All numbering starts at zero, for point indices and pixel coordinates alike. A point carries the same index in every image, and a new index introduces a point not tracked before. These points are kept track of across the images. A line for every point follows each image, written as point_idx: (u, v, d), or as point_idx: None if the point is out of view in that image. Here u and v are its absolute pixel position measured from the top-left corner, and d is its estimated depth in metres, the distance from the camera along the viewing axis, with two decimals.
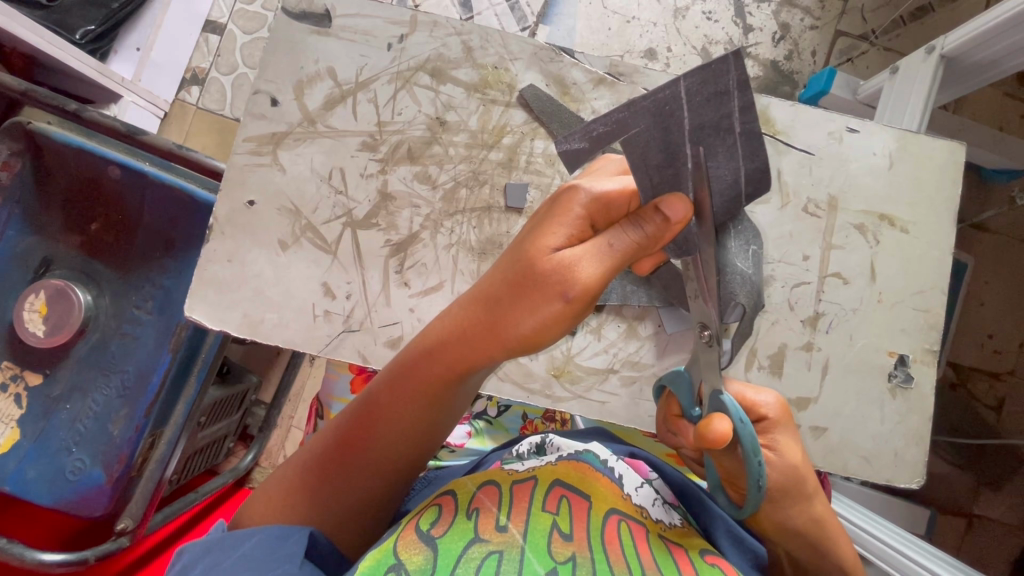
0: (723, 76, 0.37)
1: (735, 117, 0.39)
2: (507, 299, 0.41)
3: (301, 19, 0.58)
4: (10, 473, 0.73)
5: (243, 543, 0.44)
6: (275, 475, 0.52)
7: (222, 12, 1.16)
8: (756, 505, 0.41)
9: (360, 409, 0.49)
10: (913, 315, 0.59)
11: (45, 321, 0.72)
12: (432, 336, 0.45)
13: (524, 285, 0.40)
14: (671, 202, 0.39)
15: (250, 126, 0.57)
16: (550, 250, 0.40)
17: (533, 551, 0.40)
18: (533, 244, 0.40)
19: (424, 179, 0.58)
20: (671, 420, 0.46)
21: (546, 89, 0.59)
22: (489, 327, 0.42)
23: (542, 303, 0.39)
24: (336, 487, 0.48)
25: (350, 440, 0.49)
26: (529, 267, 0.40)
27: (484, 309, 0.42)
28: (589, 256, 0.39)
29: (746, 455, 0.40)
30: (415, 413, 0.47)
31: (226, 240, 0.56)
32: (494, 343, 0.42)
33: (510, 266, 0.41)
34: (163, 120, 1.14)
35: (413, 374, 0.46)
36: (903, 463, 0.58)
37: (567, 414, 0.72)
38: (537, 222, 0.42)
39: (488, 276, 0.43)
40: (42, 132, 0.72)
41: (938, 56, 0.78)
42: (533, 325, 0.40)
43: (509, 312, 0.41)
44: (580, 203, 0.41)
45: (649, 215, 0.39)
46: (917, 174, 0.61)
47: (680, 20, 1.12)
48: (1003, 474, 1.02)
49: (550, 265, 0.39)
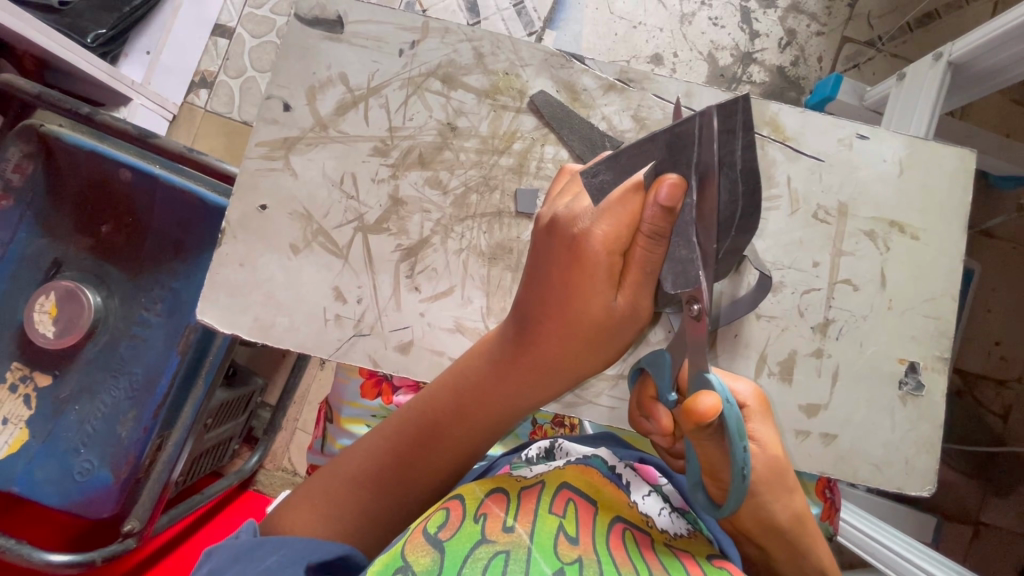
0: (732, 116, 0.38)
1: (738, 156, 0.39)
2: (581, 345, 0.47)
3: (313, 25, 0.59)
4: (17, 474, 0.73)
5: (271, 554, 0.43)
6: (303, 488, 0.51)
7: (230, 15, 1.17)
8: (739, 499, 0.41)
9: (417, 428, 0.51)
10: (923, 322, 0.59)
11: (55, 321, 0.72)
12: (502, 359, 0.50)
13: (598, 335, 0.47)
14: (669, 192, 0.40)
15: (262, 131, 0.58)
16: (607, 303, 0.46)
17: (540, 550, 0.39)
18: (590, 302, 0.45)
19: (435, 184, 0.58)
20: (646, 402, 0.48)
21: (557, 96, 0.59)
22: (565, 364, 0.49)
23: (615, 340, 0.48)
24: (387, 504, 0.50)
25: (408, 452, 0.51)
26: (599, 323, 0.46)
27: (555, 341, 0.47)
28: (641, 289, 0.45)
29: (732, 439, 0.40)
30: (478, 430, 0.51)
31: (237, 244, 0.56)
32: (569, 373, 0.49)
33: (575, 316, 0.46)
34: (170, 123, 1.15)
35: (481, 390, 0.50)
36: (913, 472, 0.58)
37: (576, 419, 0.71)
38: (577, 274, 0.45)
39: (546, 309, 0.47)
40: (54, 135, 0.72)
41: (946, 62, 0.78)
42: (603, 359, 0.49)
43: (586, 354, 0.48)
44: (606, 243, 0.43)
45: (664, 221, 0.41)
46: (928, 181, 0.61)
47: (687, 26, 1.13)
48: (1009, 482, 1.02)
49: (618, 316, 0.46)
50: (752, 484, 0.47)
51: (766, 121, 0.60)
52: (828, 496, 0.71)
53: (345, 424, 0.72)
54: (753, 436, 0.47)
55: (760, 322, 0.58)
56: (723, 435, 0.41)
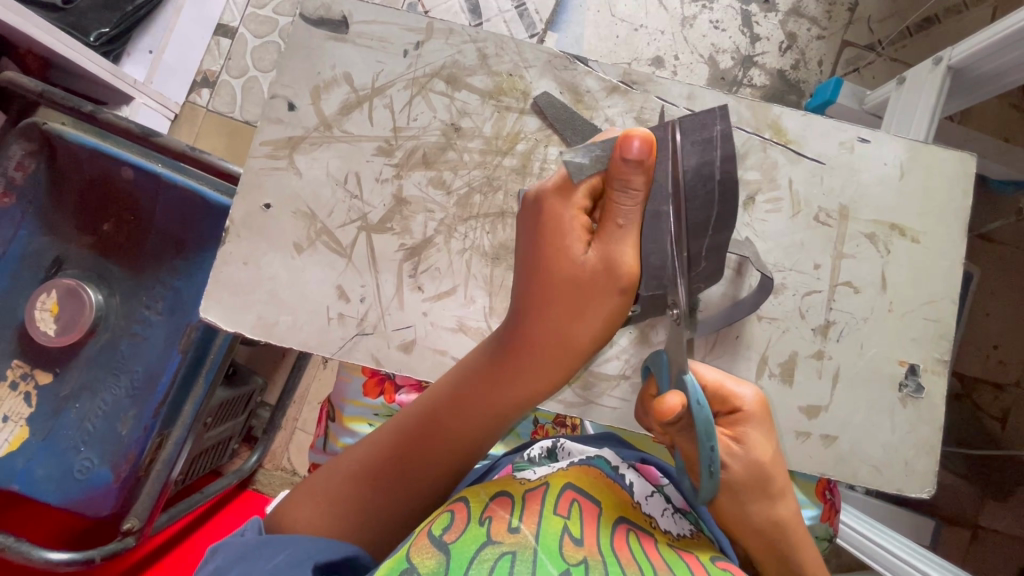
0: (709, 125, 0.46)
1: (716, 165, 0.47)
2: (562, 309, 0.47)
3: (319, 25, 0.59)
4: (17, 472, 0.73)
5: (277, 553, 0.43)
6: (309, 482, 0.52)
7: (233, 15, 1.17)
8: (710, 492, 0.42)
9: (420, 420, 0.51)
10: (923, 324, 0.60)
11: (56, 320, 0.72)
12: (499, 343, 0.50)
13: (576, 296, 0.47)
14: (634, 142, 0.42)
15: (267, 130, 0.58)
16: (580, 263, 0.46)
17: (545, 552, 0.39)
18: (564, 264, 0.47)
19: (439, 185, 0.59)
20: (647, 400, 0.48)
21: (560, 97, 0.60)
22: (557, 345, 0.49)
23: (598, 304, 0.47)
24: (386, 496, 0.50)
25: (410, 444, 0.51)
26: (575, 282, 0.47)
27: (536, 305, 0.48)
28: (616, 249, 0.45)
29: (698, 438, 0.40)
30: (478, 422, 0.51)
31: (241, 243, 0.56)
32: (556, 345, 0.49)
33: (548, 275, 0.47)
34: (173, 121, 1.15)
35: (480, 375, 0.51)
36: (913, 474, 0.59)
37: (577, 419, 0.71)
38: (550, 241, 0.47)
39: (529, 287, 0.48)
40: (57, 133, 0.72)
41: (946, 67, 0.79)
42: (591, 329, 0.48)
43: (571, 322, 0.48)
44: (578, 208, 0.47)
45: (633, 170, 0.43)
46: (928, 184, 0.61)
47: (688, 29, 1.13)
48: (1007, 485, 1.02)
49: (600, 279, 0.46)
50: (750, 484, 0.47)
51: (767, 123, 0.60)
52: (828, 497, 0.71)
53: (347, 423, 0.72)
54: (744, 438, 0.48)
55: (761, 323, 0.58)
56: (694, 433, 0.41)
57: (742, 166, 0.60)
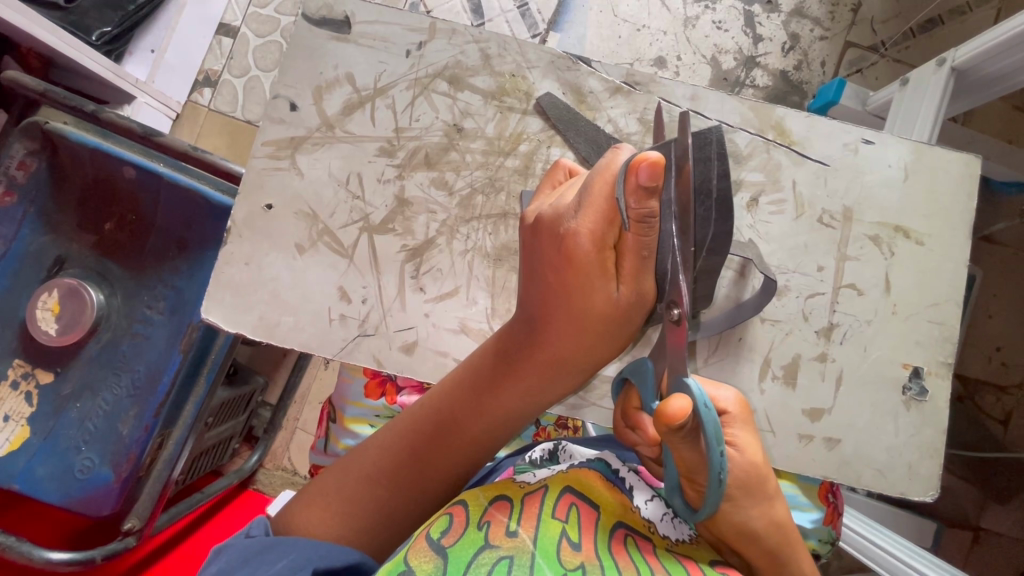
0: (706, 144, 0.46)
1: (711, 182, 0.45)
2: (592, 338, 0.49)
3: (321, 25, 0.59)
4: (18, 472, 0.73)
5: (278, 559, 0.43)
6: (314, 484, 0.51)
7: (236, 15, 1.17)
8: (716, 503, 0.41)
9: (430, 427, 0.51)
10: (928, 327, 0.59)
11: (57, 319, 0.72)
12: (513, 359, 0.50)
13: (606, 325, 0.48)
14: (649, 172, 0.40)
15: (269, 130, 0.58)
16: (608, 295, 0.47)
17: (543, 556, 0.39)
18: (594, 298, 0.47)
19: (441, 185, 0.58)
20: (631, 412, 0.48)
21: (563, 98, 0.59)
22: (580, 360, 0.50)
23: (626, 327, 0.49)
24: (403, 501, 0.50)
25: (424, 451, 0.51)
26: (605, 316, 0.47)
27: (563, 334, 0.49)
28: (640, 277, 0.46)
29: (709, 443, 0.40)
30: (496, 426, 0.52)
31: (243, 242, 0.56)
32: (581, 365, 0.50)
33: (575, 308, 0.47)
34: (175, 121, 1.15)
35: (495, 389, 0.51)
36: (916, 477, 0.58)
37: (580, 421, 0.71)
38: (573, 274, 0.46)
39: (549, 310, 0.48)
40: (59, 132, 0.72)
41: (949, 68, 0.78)
42: (616, 345, 0.50)
43: (597, 346, 0.49)
44: (593, 238, 0.45)
45: (650, 200, 0.41)
46: (932, 186, 0.61)
47: (690, 30, 1.13)
48: (1010, 488, 1.02)
49: (623, 304, 0.47)
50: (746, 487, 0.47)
51: (771, 124, 0.60)
52: (831, 499, 0.70)
53: (348, 424, 0.71)
54: (736, 441, 0.47)
55: (765, 326, 0.58)
56: (701, 438, 0.41)
57: (745, 167, 0.59)
